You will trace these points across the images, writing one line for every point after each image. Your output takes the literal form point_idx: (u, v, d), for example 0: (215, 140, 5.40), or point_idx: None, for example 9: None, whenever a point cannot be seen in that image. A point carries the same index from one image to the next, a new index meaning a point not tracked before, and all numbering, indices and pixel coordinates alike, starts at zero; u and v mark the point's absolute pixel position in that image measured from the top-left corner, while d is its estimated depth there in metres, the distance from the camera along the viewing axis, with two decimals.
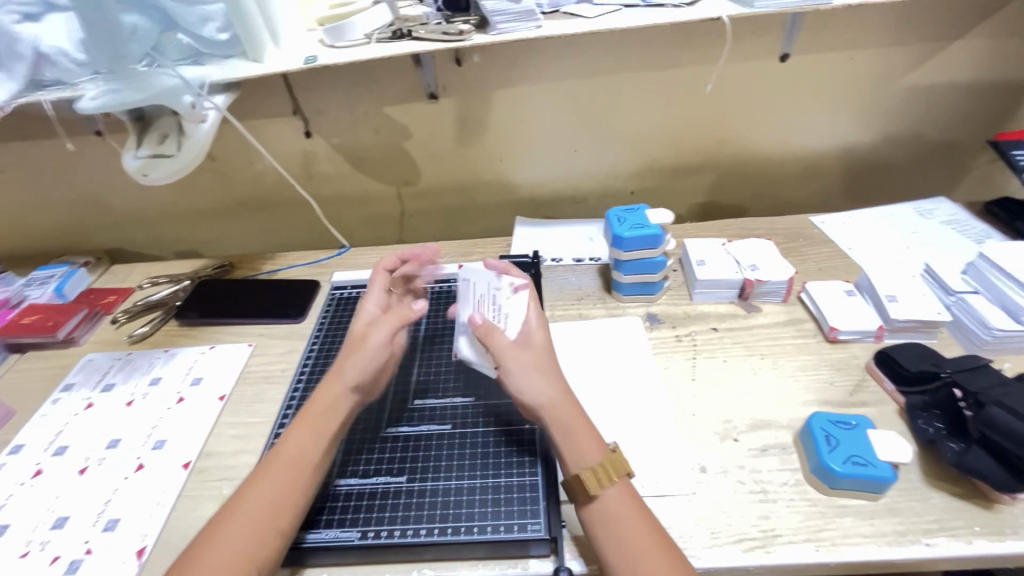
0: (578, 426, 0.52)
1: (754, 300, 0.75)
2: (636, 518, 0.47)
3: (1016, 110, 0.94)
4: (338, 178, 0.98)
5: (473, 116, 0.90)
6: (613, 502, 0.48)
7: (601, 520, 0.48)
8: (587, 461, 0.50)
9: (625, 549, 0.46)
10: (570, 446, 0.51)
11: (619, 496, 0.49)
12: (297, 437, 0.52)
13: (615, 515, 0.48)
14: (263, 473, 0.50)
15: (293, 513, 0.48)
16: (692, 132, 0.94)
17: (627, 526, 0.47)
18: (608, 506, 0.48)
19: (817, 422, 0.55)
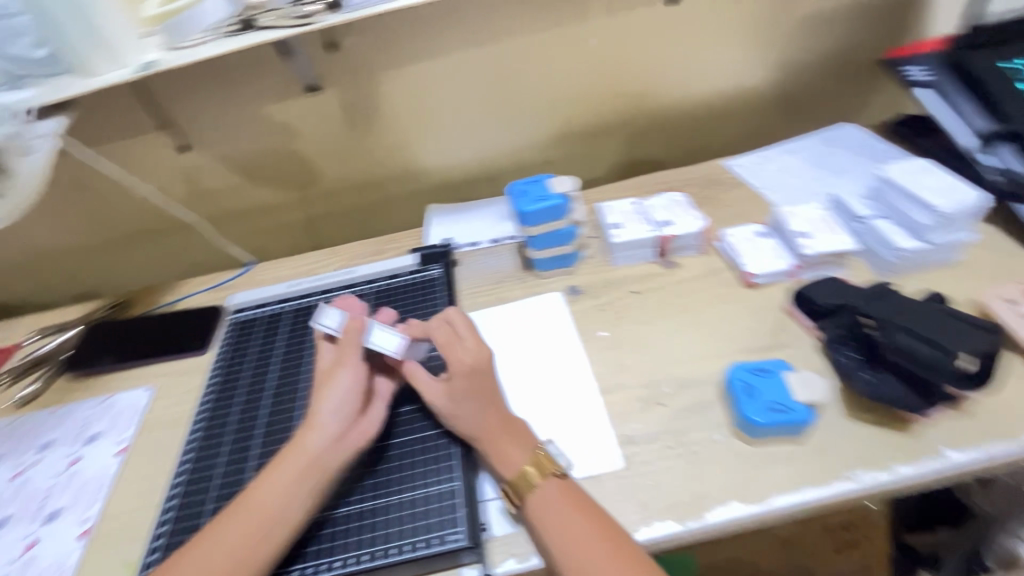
0: (497, 437, 0.50)
1: (673, 256, 0.73)
2: (574, 509, 0.46)
3: (909, 25, 0.94)
4: (231, 191, 0.91)
5: (362, 104, 0.84)
6: (546, 501, 0.47)
7: (539, 521, 0.46)
8: (514, 469, 0.49)
9: (568, 545, 0.44)
10: (495, 459, 0.50)
11: (550, 493, 0.47)
12: (272, 484, 0.47)
13: (548, 512, 0.46)
14: (240, 512, 0.47)
15: (266, 568, 0.45)
16: (595, 90, 0.91)
17: (563, 520, 0.45)
18: (543, 503, 0.47)
19: (736, 374, 0.54)
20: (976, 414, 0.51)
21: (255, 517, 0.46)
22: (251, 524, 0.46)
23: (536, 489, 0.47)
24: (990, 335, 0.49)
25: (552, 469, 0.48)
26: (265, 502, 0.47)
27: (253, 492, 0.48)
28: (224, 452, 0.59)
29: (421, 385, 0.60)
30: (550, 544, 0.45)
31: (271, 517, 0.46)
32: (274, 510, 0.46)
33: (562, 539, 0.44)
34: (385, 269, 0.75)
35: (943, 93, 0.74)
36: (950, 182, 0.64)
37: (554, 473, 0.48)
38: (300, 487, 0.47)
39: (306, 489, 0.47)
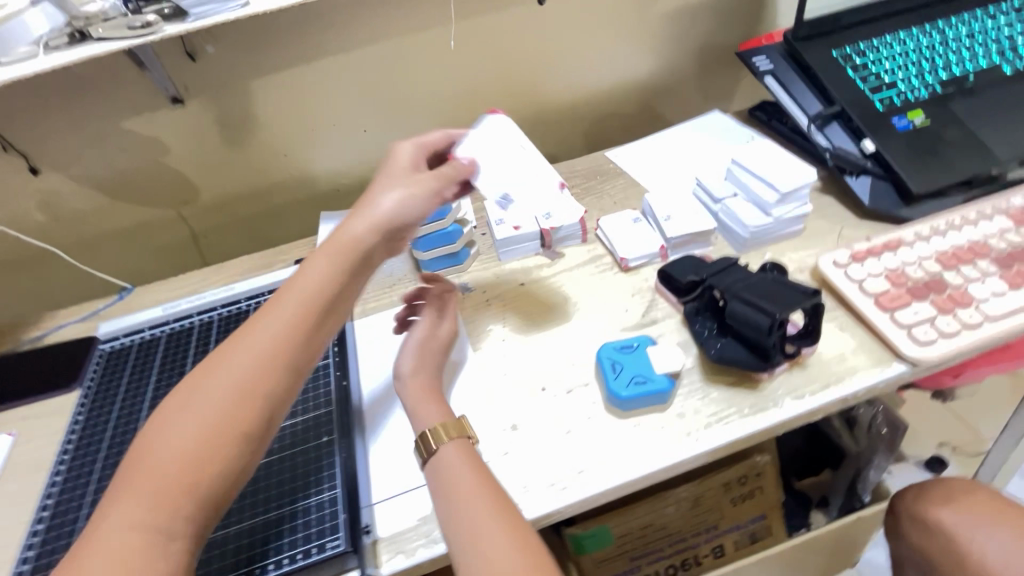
0: (422, 399, 0.56)
1: (558, 246, 0.77)
2: (475, 479, 0.48)
3: (763, 19, 1.02)
4: (99, 212, 0.85)
5: (235, 114, 0.81)
6: (446, 460, 0.50)
7: (434, 479, 0.50)
8: (427, 426, 0.53)
9: (449, 504, 0.47)
10: (414, 416, 0.54)
11: (451, 454, 0.50)
12: (218, 375, 0.45)
13: (446, 471, 0.49)
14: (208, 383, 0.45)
15: (231, 450, 0.43)
16: (479, 89, 0.92)
17: (455, 479, 0.48)
18: (447, 467, 0.49)
19: (605, 352, 0.58)
20: (807, 365, 0.58)
21: (201, 409, 0.43)
22: (198, 420, 0.42)
23: (439, 448, 0.51)
24: (812, 300, 0.52)
25: (463, 432, 0.52)
26: (210, 402, 0.43)
27: (181, 409, 0.43)
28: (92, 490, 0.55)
29: (305, 399, 0.59)
30: (440, 498, 0.48)
31: (252, 386, 0.44)
32: (229, 398, 0.44)
33: (450, 495, 0.48)
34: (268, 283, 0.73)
35: (782, 81, 0.81)
36: (788, 160, 0.70)
37: (461, 437, 0.52)
38: (258, 346, 0.46)
39: (280, 349, 0.46)
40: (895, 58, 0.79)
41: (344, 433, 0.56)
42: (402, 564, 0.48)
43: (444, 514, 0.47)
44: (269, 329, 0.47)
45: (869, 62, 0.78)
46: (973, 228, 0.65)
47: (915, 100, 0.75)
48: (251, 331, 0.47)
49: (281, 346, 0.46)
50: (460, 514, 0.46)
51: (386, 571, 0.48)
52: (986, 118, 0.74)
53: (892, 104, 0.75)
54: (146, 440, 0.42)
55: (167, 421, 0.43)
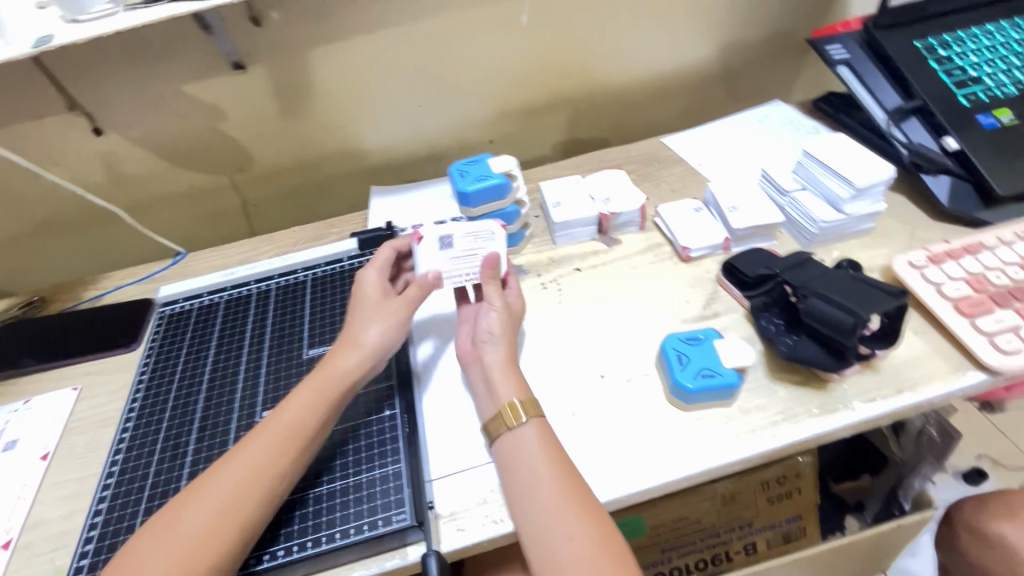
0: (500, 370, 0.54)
1: (614, 233, 0.75)
2: (545, 461, 0.49)
3: (833, 6, 0.98)
4: (156, 176, 0.86)
5: (294, 83, 0.81)
6: (523, 441, 0.50)
7: (509, 460, 0.50)
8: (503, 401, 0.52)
9: (526, 486, 0.48)
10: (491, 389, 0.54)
11: (529, 435, 0.50)
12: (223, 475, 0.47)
13: (522, 453, 0.49)
14: (253, 434, 0.50)
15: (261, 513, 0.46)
16: (534, 69, 0.90)
17: (532, 461, 0.49)
18: (521, 444, 0.50)
19: (669, 343, 0.57)
20: (880, 368, 0.56)
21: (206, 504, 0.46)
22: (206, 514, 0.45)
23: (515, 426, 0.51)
24: (898, 301, 0.50)
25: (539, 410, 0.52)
26: (224, 488, 0.46)
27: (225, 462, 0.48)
28: (160, 446, 0.57)
29: (365, 371, 0.60)
30: (516, 481, 0.48)
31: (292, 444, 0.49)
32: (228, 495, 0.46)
33: (529, 477, 0.48)
34: (325, 254, 0.73)
35: (858, 72, 0.77)
36: (865, 154, 0.67)
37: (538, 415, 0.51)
38: (309, 411, 0.51)
39: (299, 429, 0.50)
40: (982, 51, 0.75)
41: (407, 408, 0.56)
42: (465, 542, 0.48)
43: (521, 494, 0.48)
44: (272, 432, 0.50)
45: (955, 54, 0.74)
46: None
47: (1002, 97, 0.71)
48: (251, 436, 0.50)
49: (311, 411, 0.51)
50: (538, 498, 0.47)
51: (449, 547, 0.48)
52: None
53: (978, 100, 0.71)
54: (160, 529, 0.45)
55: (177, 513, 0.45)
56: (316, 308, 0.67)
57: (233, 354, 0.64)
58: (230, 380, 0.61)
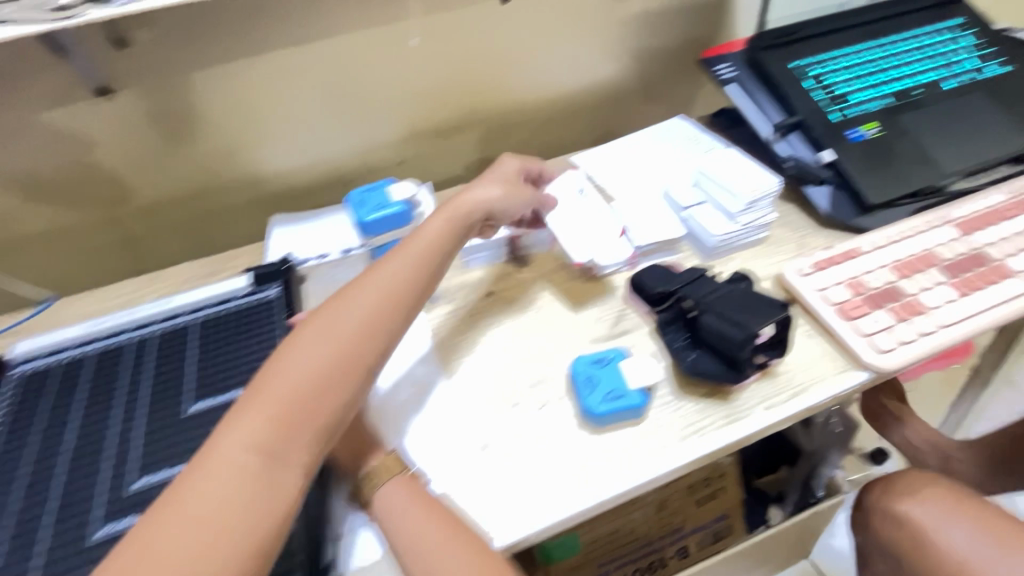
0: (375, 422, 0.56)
1: (525, 254, 0.74)
2: (420, 509, 0.48)
3: (723, 27, 1.03)
4: (15, 215, 0.76)
5: (172, 109, 0.74)
6: (393, 499, 0.50)
7: (388, 518, 0.49)
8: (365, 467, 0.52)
9: (405, 539, 0.47)
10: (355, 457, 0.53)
11: (398, 489, 0.50)
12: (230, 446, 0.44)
13: (395, 510, 0.49)
14: (282, 369, 0.48)
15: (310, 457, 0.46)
16: (439, 90, 0.88)
17: (405, 513, 0.48)
18: (391, 500, 0.49)
19: (578, 367, 0.57)
20: (776, 375, 0.58)
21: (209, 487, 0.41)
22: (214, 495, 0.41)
23: (384, 486, 0.50)
24: (782, 313, 0.52)
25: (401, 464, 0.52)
26: (256, 427, 0.45)
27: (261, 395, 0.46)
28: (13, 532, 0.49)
29: None
30: (396, 537, 0.48)
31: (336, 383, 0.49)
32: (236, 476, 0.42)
33: (404, 532, 0.48)
34: (213, 295, 0.67)
35: (746, 88, 0.82)
36: (753, 169, 0.71)
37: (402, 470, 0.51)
38: (340, 351, 0.50)
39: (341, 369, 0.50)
40: (849, 70, 0.81)
41: None
42: None
43: (402, 549, 0.47)
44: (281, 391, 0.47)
45: (825, 73, 0.80)
46: (922, 237, 0.68)
47: (867, 112, 0.78)
48: (284, 370, 0.48)
49: (355, 347, 0.51)
50: (417, 550, 0.46)
51: None
52: (932, 130, 0.77)
53: (847, 115, 0.77)
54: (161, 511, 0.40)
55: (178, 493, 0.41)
56: (202, 356, 0.61)
57: (104, 416, 0.57)
58: (100, 447, 0.54)
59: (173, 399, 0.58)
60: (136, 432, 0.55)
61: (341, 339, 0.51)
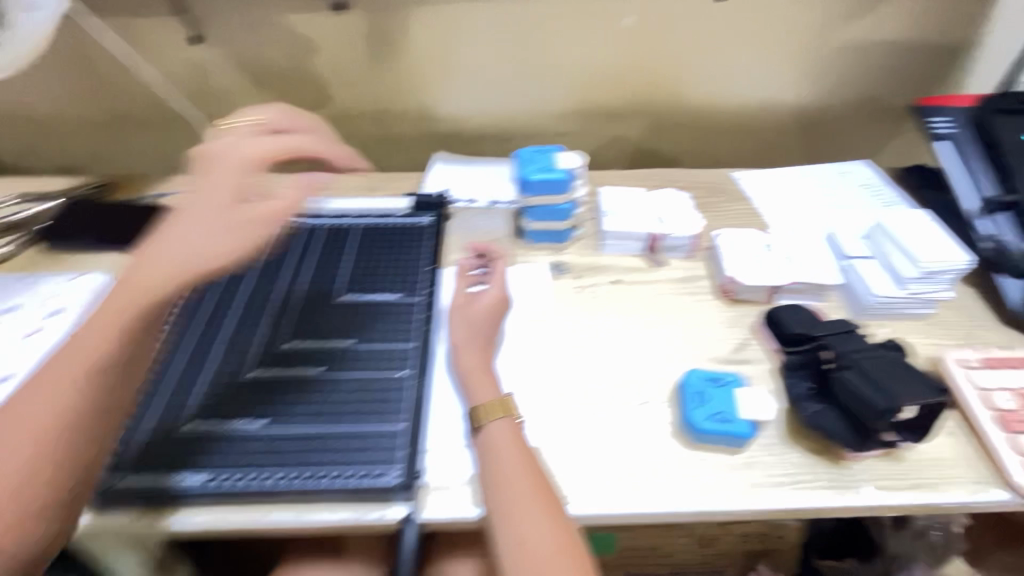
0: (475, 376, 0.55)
1: (662, 255, 0.74)
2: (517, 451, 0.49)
3: (947, 79, 0.92)
4: (237, 96, 0.88)
5: (388, 33, 0.82)
6: (499, 440, 0.50)
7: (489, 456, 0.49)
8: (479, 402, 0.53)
9: (502, 475, 0.48)
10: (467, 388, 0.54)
11: (503, 432, 0.51)
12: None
13: (498, 449, 0.50)
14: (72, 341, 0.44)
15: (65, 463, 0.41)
16: (621, 73, 0.89)
17: (508, 454, 0.49)
18: (495, 438, 0.50)
19: (691, 380, 0.57)
20: (902, 459, 0.54)
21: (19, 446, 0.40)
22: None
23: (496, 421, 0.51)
24: (939, 400, 0.50)
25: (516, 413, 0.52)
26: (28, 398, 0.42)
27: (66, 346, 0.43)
28: (186, 351, 0.58)
29: (387, 325, 0.61)
30: (494, 475, 0.48)
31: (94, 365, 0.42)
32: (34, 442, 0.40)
33: (503, 470, 0.48)
34: (377, 208, 0.76)
35: (958, 150, 0.74)
36: (944, 238, 0.64)
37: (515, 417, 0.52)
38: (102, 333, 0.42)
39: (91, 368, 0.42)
40: None
41: (420, 372, 0.57)
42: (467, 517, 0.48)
43: (495, 483, 0.48)
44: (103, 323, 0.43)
45: None
46: None
47: None
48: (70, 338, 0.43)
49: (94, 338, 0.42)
50: (513, 484, 0.47)
51: (439, 517, 0.48)
52: None
53: None
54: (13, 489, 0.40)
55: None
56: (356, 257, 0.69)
57: (272, 282, 0.65)
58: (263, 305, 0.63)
59: (327, 286, 0.65)
60: (292, 302, 0.63)
61: (88, 350, 0.42)
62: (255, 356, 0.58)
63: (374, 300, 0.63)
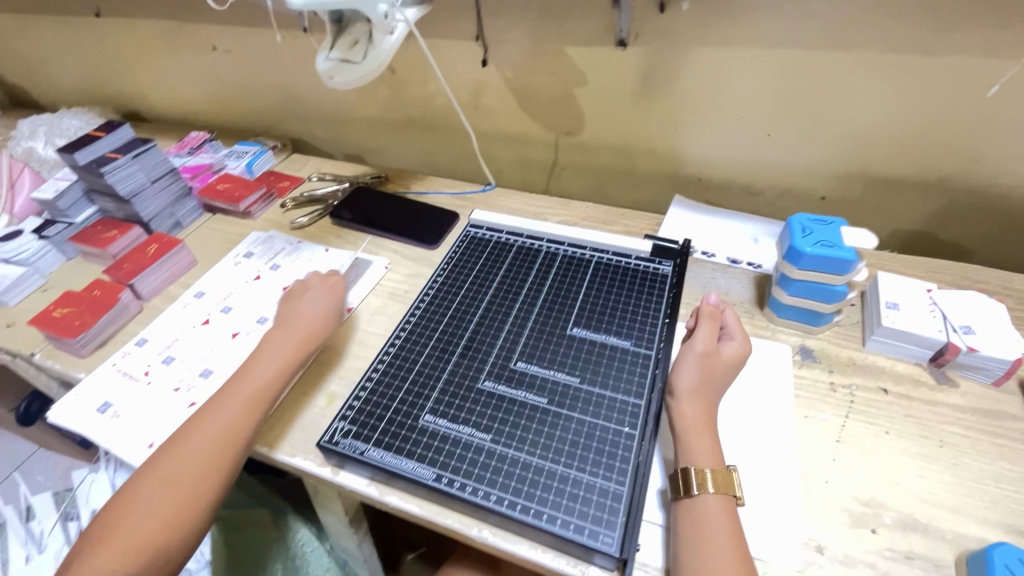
0: (695, 427, 0.51)
1: (951, 371, 0.60)
2: (729, 535, 0.44)
3: None
4: (502, 114, 0.95)
5: (663, 71, 0.80)
6: (707, 511, 0.46)
7: (685, 521, 0.46)
8: (692, 463, 0.48)
9: (697, 553, 0.44)
10: (683, 443, 0.50)
11: (717, 507, 0.46)
12: (171, 468, 0.50)
13: (706, 522, 0.45)
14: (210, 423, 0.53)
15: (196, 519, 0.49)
16: (931, 144, 0.74)
17: (714, 539, 0.44)
18: (706, 513, 0.46)
19: (1001, 556, 0.43)
20: None
21: (164, 506, 0.48)
22: (176, 497, 0.49)
23: (707, 495, 0.46)
24: None
25: (732, 489, 0.47)
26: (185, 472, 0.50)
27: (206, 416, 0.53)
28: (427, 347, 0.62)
29: (619, 370, 0.57)
30: (682, 545, 0.45)
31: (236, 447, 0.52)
32: (192, 478, 0.49)
33: (705, 550, 0.44)
34: (621, 247, 0.73)
35: None
36: None
37: (728, 493, 0.47)
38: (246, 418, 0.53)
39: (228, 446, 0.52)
40: None
41: (646, 436, 0.52)
42: None
43: (684, 560, 0.44)
44: (222, 423, 0.53)
45: None
46: None
47: None
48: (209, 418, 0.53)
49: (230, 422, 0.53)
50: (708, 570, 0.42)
51: None
52: None
53: None
54: (130, 501, 0.48)
55: (153, 473, 0.50)
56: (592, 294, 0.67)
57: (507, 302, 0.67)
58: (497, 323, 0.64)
59: (562, 315, 0.64)
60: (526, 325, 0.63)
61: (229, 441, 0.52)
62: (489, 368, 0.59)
63: (604, 340, 0.61)
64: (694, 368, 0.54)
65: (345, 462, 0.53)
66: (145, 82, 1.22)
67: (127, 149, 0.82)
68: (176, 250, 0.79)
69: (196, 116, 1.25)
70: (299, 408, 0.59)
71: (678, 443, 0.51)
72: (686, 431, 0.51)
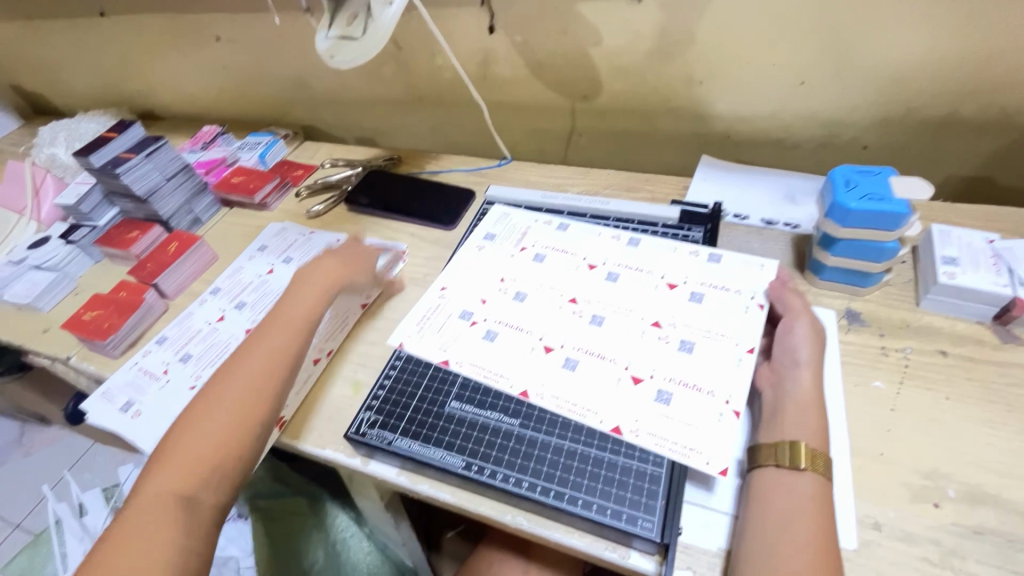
0: (810, 403, 0.46)
1: (1018, 329, 0.55)
2: (811, 514, 0.40)
3: None
4: (514, 83, 0.91)
5: (683, 21, 0.74)
6: (800, 487, 0.42)
7: (756, 497, 0.43)
8: (799, 437, 0.44)
9: (776, 528, 0.40)
10: (785, 415, 0.46)
11: (808, 487, 0.42)
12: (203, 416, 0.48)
13: (794, 501, 0.41)
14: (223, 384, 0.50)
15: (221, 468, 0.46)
16: (990, 78, 0.66)
17: (799, 512, 0.41)
18: (791, 492, 0.42)
19: None
20: None
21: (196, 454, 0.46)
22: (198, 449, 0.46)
23: (798, 471, 0.42)
24: None
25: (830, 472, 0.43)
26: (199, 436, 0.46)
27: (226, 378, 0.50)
28: (499, 319, 0.57)
29: None
30: (760, 516, 0.41)
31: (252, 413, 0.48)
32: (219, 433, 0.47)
33: (776, 530, 0.40)
34: (645, 215, 0.69)
35: None
36: None
37: (826, 475, 0.42)
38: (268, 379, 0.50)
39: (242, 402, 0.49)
40: None
41: None
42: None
43: (753, 538, 0.41)
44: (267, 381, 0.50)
45: None
46: None
47: None
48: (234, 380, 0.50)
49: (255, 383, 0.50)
50: (775, 548, 0.39)
51: None
52: None
53: None
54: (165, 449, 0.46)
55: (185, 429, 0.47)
56: (653, 259, 0.61)
57: (567, 270, 0.62)
58: (563, 295, 0.59)
59: None
60: (593, 295, 0.58)
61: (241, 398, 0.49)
62: (560, 342, 0.54)
63: None
64: (809, 341, 0.50)
65: (375, 453, 0.52)
66: (155, 79, 1.22)
67: (139, 148, 0.81)
68: (196, 246, 0.79)
69: (208, 110, 1.24)
70: (328, 399, 0.59)
71: (778, 412, 0.46)
72: (801, 403, 0.46)
